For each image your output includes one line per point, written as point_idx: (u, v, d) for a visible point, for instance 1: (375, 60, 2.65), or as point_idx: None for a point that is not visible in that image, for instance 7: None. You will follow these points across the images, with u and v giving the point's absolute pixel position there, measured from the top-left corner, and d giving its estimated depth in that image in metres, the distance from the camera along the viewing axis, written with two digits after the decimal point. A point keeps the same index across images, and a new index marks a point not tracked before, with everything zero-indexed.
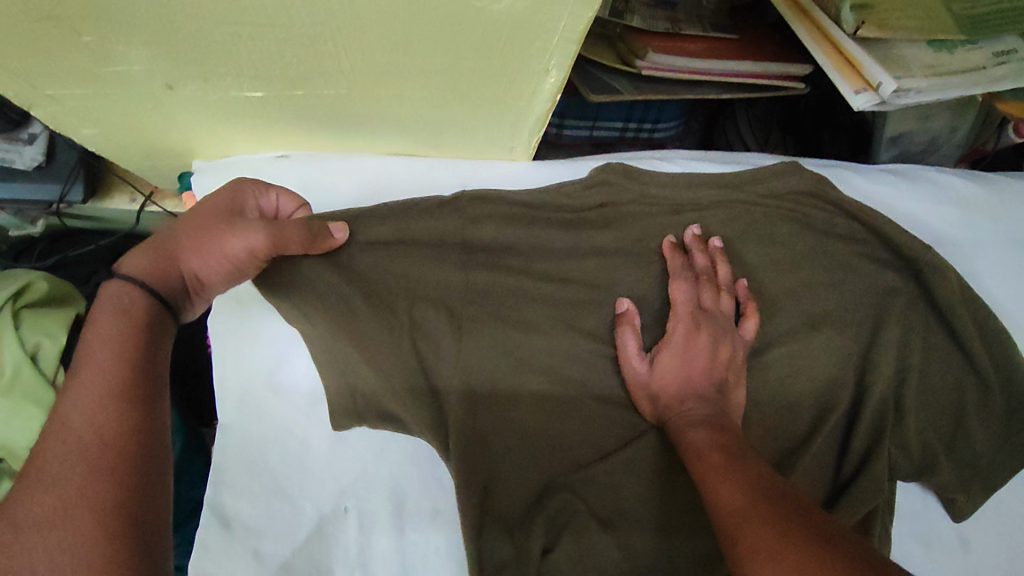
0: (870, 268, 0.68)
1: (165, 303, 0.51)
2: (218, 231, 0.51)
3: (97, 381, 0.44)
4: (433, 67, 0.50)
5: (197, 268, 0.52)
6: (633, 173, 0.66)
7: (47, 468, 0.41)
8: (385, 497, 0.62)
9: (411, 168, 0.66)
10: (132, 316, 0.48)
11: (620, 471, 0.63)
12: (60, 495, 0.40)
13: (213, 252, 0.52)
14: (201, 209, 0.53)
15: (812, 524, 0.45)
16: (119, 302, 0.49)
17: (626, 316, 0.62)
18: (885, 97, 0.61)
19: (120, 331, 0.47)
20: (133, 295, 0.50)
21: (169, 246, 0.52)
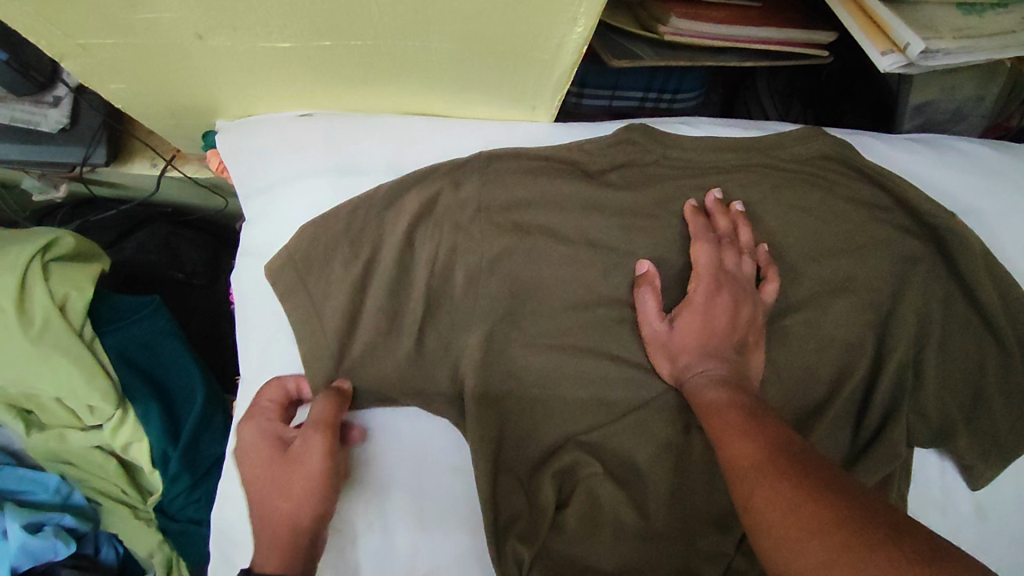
0: (891, 234, 0.68)
1: (288, 488, 0.53)
2: (299, 470, 0.54)
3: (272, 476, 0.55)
4: (463, 17, 0.50)
5: (287, 481, 0.54)
6: (657, 136, 0.67)
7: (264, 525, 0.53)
8: (401, 451, 0.63)
9: (435, 127, 0.66)
10: (277, 500, 0.53)
11: (634, 431, 0.62)
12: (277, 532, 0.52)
13: (311, 503, 0.53)
14: (264, 455, 0.56)
15: (836, 481, 0.45)
16: (262, 497, 0.54)
17: (647, 277, 0.62)
18: (912, 59, 0.61)
19: (262, 503, 0.54)
20: (270, 489, 0.54)
21: (266, 475, 0.55)
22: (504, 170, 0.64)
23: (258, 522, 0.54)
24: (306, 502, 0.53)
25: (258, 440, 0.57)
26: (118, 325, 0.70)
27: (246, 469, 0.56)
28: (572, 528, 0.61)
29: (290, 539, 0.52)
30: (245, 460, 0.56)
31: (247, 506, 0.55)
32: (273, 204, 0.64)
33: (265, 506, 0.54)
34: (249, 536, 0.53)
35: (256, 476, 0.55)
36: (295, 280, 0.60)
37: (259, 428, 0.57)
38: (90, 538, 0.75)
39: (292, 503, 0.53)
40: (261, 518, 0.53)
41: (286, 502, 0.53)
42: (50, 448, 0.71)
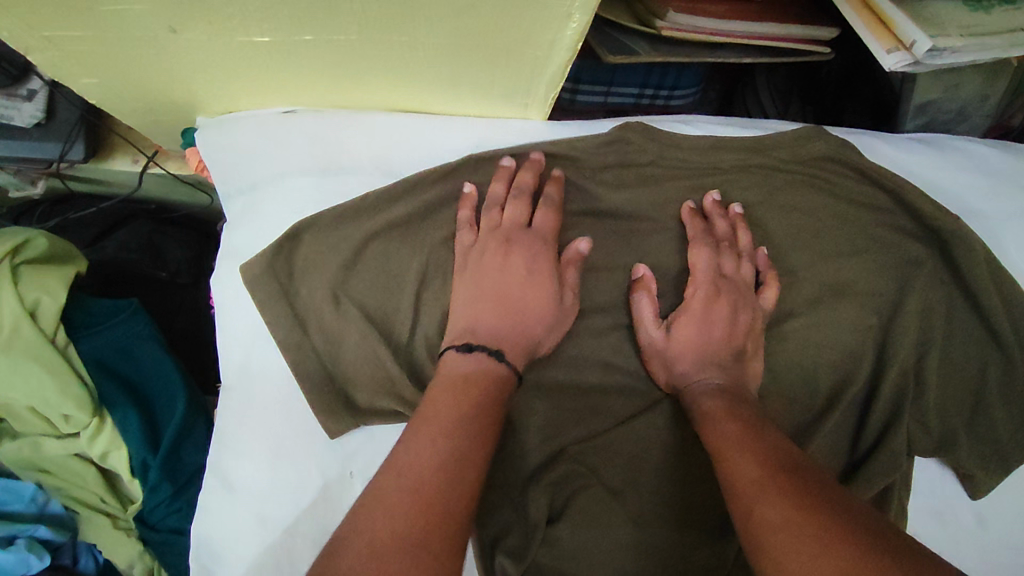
0: (893, 238, 0.66)
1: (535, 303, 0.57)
2: (519, 305, 0.57)
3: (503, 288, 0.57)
4: (451, 9, 0.48)
5: (538, 310, 0.57)
6: (654, 134, 0.64)
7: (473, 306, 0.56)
8: None
9: (425, 125, 0.64)
10: (514, 289, 0.57)
11: (628, 439, 0.61)
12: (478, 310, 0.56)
13: (472, 308, 0.56)
14: (529, 245, 0.58)
15: (837, 501, 0.43)
16: (516, 304, 0.57)
17: (643, 282, 0.60)
18: (919, 57, 0.59)
19: (492, 298, 0.56)
20: (530, 300, 0.57)
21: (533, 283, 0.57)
22: (494, 166, 0.62)
23: (491, 316, 0.56)
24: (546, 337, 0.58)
25: (527, 242, 0.58)
26: (93, 330, 0.68)
27: (507, 256, 0.58)
28: (565, 541, 0.59)
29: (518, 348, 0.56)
30: (478, 261, 0.58)
31: (469, 298, 0.57)
32: (255, 205, 0.62)
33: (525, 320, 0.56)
34: (484, 325, 0.55)
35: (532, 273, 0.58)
36: (272, 281, 0.58)
37: (527, 239, 0.59)
38: (66, 548, 0.72)
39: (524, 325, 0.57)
40: (500, 330, 0.55)
41: (542, 325, 0.57)
42: (24, 457, 0.68)
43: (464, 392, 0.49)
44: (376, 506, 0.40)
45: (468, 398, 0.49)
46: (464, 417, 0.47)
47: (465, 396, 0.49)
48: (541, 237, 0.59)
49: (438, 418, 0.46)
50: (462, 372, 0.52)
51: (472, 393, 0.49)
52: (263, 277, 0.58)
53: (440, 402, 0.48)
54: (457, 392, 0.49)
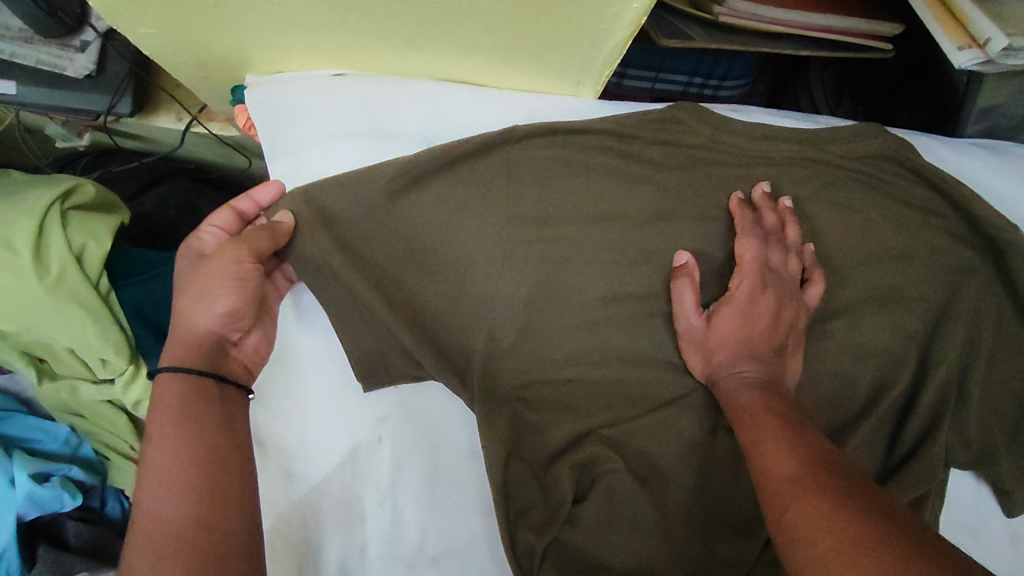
0: (946, 243, 0.64)
1: (201, 282, 0.53)
2: (186, 299, 0.53)
3: (206, 304, 0.53)
4: None
5: (204, 308, 0.53)
6: (706, 115, 0.63)
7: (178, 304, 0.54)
8: (416, 433, 0.60)
9: (473, 95, 0.63)
10: (193, 288, 0.53)
11: (658, 429, 0.60)
12: (208, 309, 0.53)
13: (181, 297, 0.54)
14: (192, 269, 0.55)
15: (879, 505, 0.42)
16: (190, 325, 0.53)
17: (686, 269, 0.59)
18: (992, 56, 0.57)
19: (186, 325, 0.53)
20: (199, 293, 0.53)
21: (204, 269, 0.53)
22: (540, 143, 0.61)
23: (179, 334, 0.53)
24: (211, 305, 0.53)
25: (189, 267, 0.55)
26: (134, 281, 0.68)
27: (193, 263, 0.55)
28: (589, 524, 0.58)
29: (197, 344, 0.53)
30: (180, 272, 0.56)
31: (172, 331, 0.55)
32: (301, 164, 0.62)
33: (189, 301, 0.53)
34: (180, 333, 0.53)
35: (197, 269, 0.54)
36: None
37: (190, 261, 0.56)
38: (96, 491, 0.74)
39: (189, 319, 0.53)
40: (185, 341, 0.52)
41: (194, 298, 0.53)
42: (60, 399, 0.70)
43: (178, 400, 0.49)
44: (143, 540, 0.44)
45: (186, 406, 0.49)
46: (180, 428, 0.48)
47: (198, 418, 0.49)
48: (600, 247, 0.60)
49: (170, 435, 0.47)
50: (168, 378, 0.50)
51: (169, 402, 0.49)
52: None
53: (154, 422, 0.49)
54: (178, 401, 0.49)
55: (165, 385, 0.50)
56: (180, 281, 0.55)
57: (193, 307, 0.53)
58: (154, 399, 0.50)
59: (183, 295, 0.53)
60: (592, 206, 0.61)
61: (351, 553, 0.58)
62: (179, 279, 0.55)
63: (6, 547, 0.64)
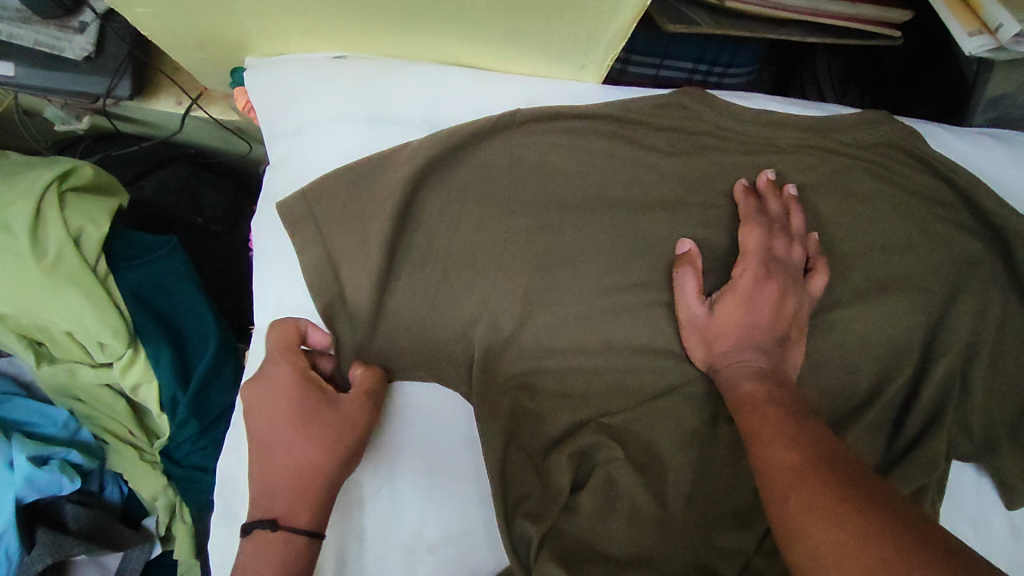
0: (952, 233, 0.63)
1: (326, 439, 0.52)
2: (306, 424, 0.52)
3: (337, 436, 0.52)
4: None
5: (327, 453, 0.52)
6: (712, 102, 0.62)
7: (291, 428, 0.52)
8: (416, 418, 0.60)
9: (476, 79, 0.62)
10: (318, 417, 0.52)
11: (658, 416, 0.60)
12: (336, 437, 0.52)
13: (293, 428, 0.51)
14: (297, 390, 0.53)
15: (880, 494, 0.41)
16: (295, 455, 0.51)
17: (688, 258, 0.59)
18: (1003, 42, 0.56)
19: (298, 478, 0.51)
20: (324, 436, 0.52)
21: (325, 411, 0.53)
22: (541, 130, 0.61)
23: (291, 494, 0.50)
24: (338, 463, 0.52)
25: (289, 394, 0.53)
26: (132, 263, 0.68)
27: (299, 392, 0.53)
28: (587, 512, 0.58)
29: (319, 502, 0.51)
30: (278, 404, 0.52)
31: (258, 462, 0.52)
32: (301, 149, 0.62)
33: (304, 447, 0.51)
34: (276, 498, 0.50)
35: (310, 402, 0.53)
36: (309, 217, 0.58)
37: (287, 386, 0.53)
38: (95, 475, 0.74)
39: (320, 458, 0.51)
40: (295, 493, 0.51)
41: (323, 452, 0.52)
42: (59, 382, 0.70)
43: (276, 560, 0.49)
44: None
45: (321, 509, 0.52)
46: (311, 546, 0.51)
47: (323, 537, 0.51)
48: (601, 233, 0.60)
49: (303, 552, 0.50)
50: (299, 488, 0.51)
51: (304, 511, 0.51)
52: (300, 216, 0.57)
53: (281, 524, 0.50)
54: (287, 550, 0.49)
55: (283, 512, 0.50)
56: (282, 406, 0.52)
57: (308, 457, 0.51)
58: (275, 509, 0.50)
59: (298, 423, 0.52)
60: (594, 193, 0.61)
61: (349, 543, 0.58)
62: (284, 403, 0.52)
63: (4, 530, 0.65)
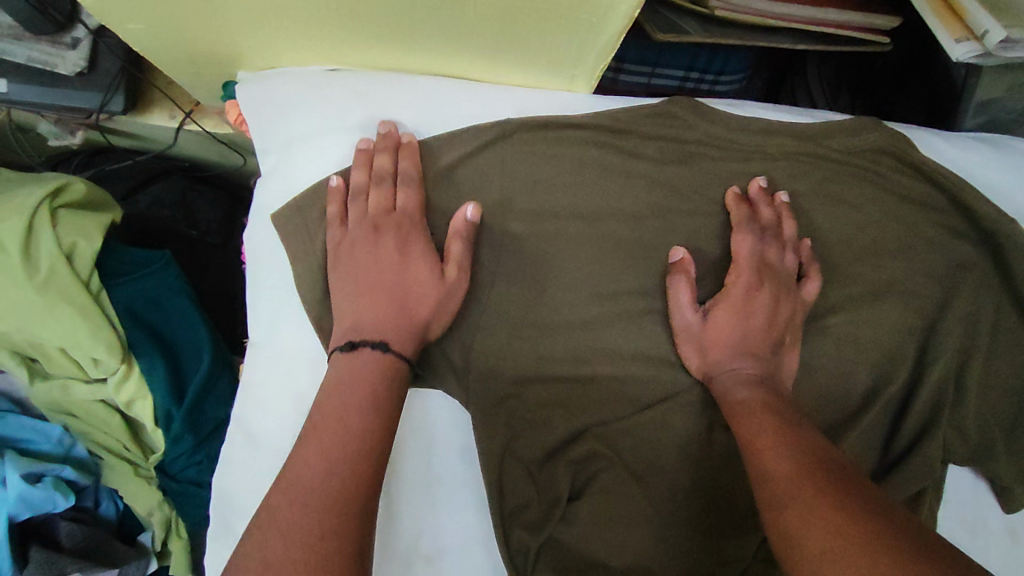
0: (943, 237, 0.64)
1: (411, 277, 0.55)
2: (397, 273, 0.55)
3: (428, 278, 0.55)
4: None
5: (415, 287, 0.54)
6: (703, 110, 0.63)
7: (377, 250, 0.55)
8: (411, 431, 0.59)
9: (467, 91, 0.62)
10: (394, 260, 0.55)
11: (654, 425, 0.60)
12: (423, 270, 0.55)
13: (376, 261, 0.55)
14: (405, 233, 0.56)
15: (876, 502, 0.41)
16: (390, 279, 0.55)
17: (682, 267, 0.59)
18: (990, 48, 0.56)
19: (375, 293, 0.54)
20: (406, 276, 0.55)
21: (417, 248, 0.56)
22: (531, 139, 0.61)
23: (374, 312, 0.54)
24: (427, 293, 0.55)
25: (396, 226, 0.56)
26: (127, 279, 0.68)
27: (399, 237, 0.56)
28: (584, 522, 0.58)
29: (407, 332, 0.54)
30: (357, 238, 0.56)
31: (345, 299, 0.55)
32: (294, 162, 0.61)
33: (402, 284, 0.55)
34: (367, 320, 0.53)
35: (398, 237, 0.56)
36: (302, 231, 0.59)
37: (396, 221, 0.56)
38: (89, 491, 0.73)
39: (415, 285, 0.54)
40: (385, 318, 0.53)
41: (416, 282, 0.55)
42: (53, 398, 0.69)
43: (365, 383, 0.50)
44: (292, 488, 0.44)
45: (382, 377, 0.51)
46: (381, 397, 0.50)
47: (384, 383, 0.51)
48: (594, 242, 0.60)
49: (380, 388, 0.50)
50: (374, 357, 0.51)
51: (372, 374, 0.51)
52: (293, 226, 0.59)
53: (354, 379, 0.50)
54: (367, 380, 0.50)
55: (356, 355, 0.51)
56: (368, 240, 0.56)
57: (398, 282, 0.55)
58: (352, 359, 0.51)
59: (386, 250, 0.55)
60: (586, 203, 0.61)
61: None
62: (397, 236, 0.55)
63: None
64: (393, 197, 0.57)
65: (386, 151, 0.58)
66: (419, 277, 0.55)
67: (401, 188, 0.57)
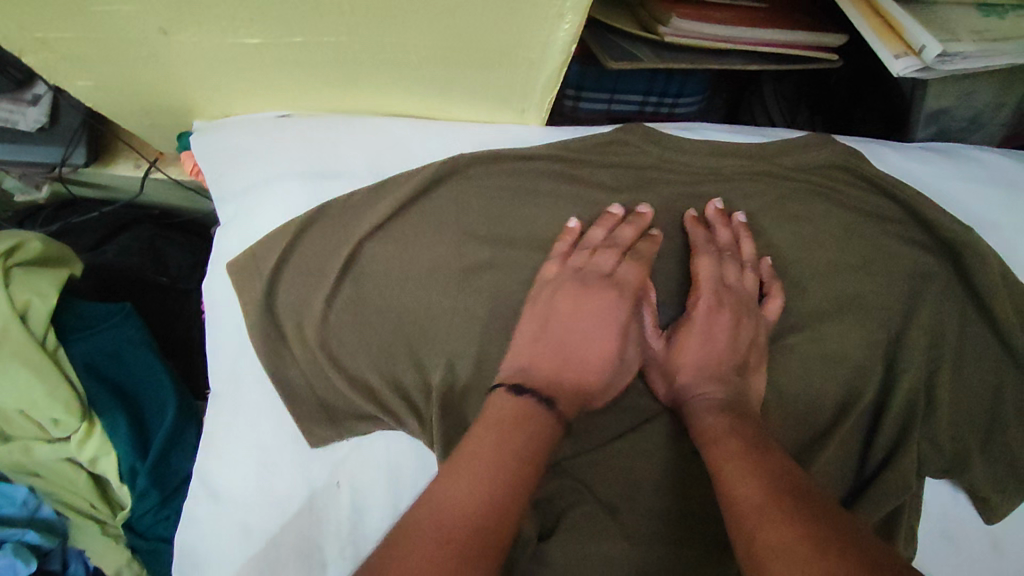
0: (903, 249, 0.64)
1: (602, 340, 0.56)
2: (583, 346, 0.56)
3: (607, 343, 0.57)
4: (439, 13, 0.47)
5: (591, 358, 0.56)
6: (655, 137, 0.64)
7: (577, 320, 0.56)
8: (376, 475, 0.59)
9: (418, 130, 0.63)
10: (585, 335, 0.56)
11: (624, 454, 0.59)
12: (608, 345, 0.57)
13: (542, 333, 0.56)
14: (602, 307, 0.57)
15: (844, 534, 0.40)
16: (574, 352, 0.56)
17: (641, 220, 0.60)
18: (928, 63, 0.57)
19: (539, 342, 0.56)
20: (593, 349, 0.56)
21: (610, 320, 0.57)
22: (483, 173, 0.61)
23: (546, 363, 0.54)
24: (602, 373, 0.56)
25: (603, 296, 0.57)
26: (84, 334, 0.67)
27: (579, 310, 0.56)
28: (556, 558, 0.57)
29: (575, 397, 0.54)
30: (553, 301, 0.57)
31: (526, 339, 0.56)
32: (249, 209, 0.61)
33: (588, 347, 0.56)
34: (540, 368, 0.54)
35: (600, 313, 0.57)
36: (258, 275, 0.59)
37: (606, 290, 0.57)
38: (56, 554, 0.72)
39: (599, 352, 0.56)
40: (555, 369, 0.54)
41: (607, 351, 0.57)
42: (15, 461, 0.67)
43: (510, 436, 0.47)
44: (420, 529, 0.40)
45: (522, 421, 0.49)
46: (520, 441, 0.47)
47: (518, 425, 0.48)
48: (557, 275, 0.60)
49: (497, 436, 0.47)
50: (507, 404, 0.50)
51: (514, 415, 0.49)
52: (248, 273, 0.59)
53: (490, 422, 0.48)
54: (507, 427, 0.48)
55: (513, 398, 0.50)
56: (544, 309, 0.57)
57: (592, 352, 0.56)
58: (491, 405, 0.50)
59: (597, 326, 0.56)
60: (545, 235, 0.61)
61: None
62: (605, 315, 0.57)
63: None
64: (617, 266, 0.58)
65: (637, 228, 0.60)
66: (600, 349, 0.56)
67: (628, 260, 0.58)
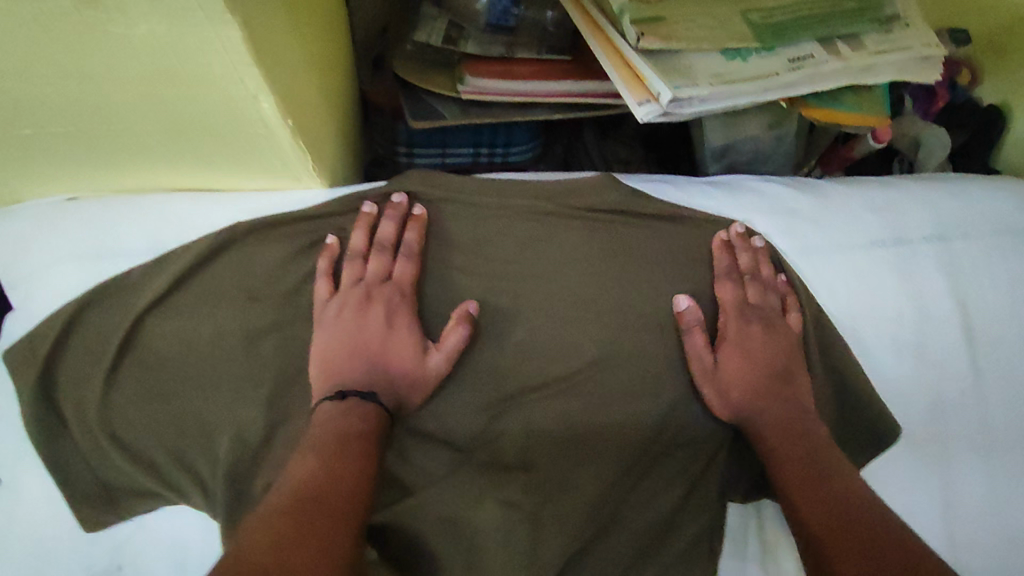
0: (690, 282, 0.66)
1: (393, 338, 0.60)
2: (381, 349, 0.60)
3: (402, 336, 0.60)
4: (140, 100, 0.46)
5: (396, 360, 0.60)
6: (434, 182, 0.67)
7: (371, 321, 0.60)
8: (161, 552, 0.61)
9: (198, 202, 0.63)
10: (376, 334, 0.60)
11: (421, 509, 0.60)
12: (403, 337, 0.60)
13: (339, 336, 0.59)
14: (391, 305, 0.61)
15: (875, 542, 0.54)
16: (373, 351, 0.60)
17: (400, 208, 0.64)
18: (665, 108, 0.61)
19: (350, 353, 0.59)
20: (392, 348, 0.60)
21: (399, 318, 0.61)
22: (263, 241, 0.62)
23: (355, 375, 0.59)
24: (401, 369, 0.59)
25: (387, 298, 0.61)
26: None
27: (367, 308, 0.60)
28: None
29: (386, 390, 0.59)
30: (341, 308, 0.60)
31: (338, 356, 0.59)
32: (31, 294, 0.61)
33: (389, 348, 0.60)
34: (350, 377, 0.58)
35: (389, 308, 0.61)
36: (33, 363, 0.58)
37: (388, 293, 0.61)
38: None
39: (397, 349, 0.60)
40: (364, 379, 0.59)
41: (409, 353, 0.60)
42: None
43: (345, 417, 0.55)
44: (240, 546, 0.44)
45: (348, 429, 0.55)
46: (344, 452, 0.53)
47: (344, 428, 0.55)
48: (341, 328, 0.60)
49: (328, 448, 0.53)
50: (333, 409, 0.56)
51: (343, 424, 0.55)
52: (24, 360, 0.58)
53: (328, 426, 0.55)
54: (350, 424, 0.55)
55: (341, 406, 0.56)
56: (345, 321, 0.60)
57: (395, 355, 0.60)
58: (319, 414, 0.56)
59: (390, 322, 0.61)
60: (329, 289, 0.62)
61: None
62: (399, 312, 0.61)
63: None
64: (389, 267, 0.62)
65: (395, 219, 0.63)
66: (395, 344, 0.60)
67: (399, 259, 0.62)
